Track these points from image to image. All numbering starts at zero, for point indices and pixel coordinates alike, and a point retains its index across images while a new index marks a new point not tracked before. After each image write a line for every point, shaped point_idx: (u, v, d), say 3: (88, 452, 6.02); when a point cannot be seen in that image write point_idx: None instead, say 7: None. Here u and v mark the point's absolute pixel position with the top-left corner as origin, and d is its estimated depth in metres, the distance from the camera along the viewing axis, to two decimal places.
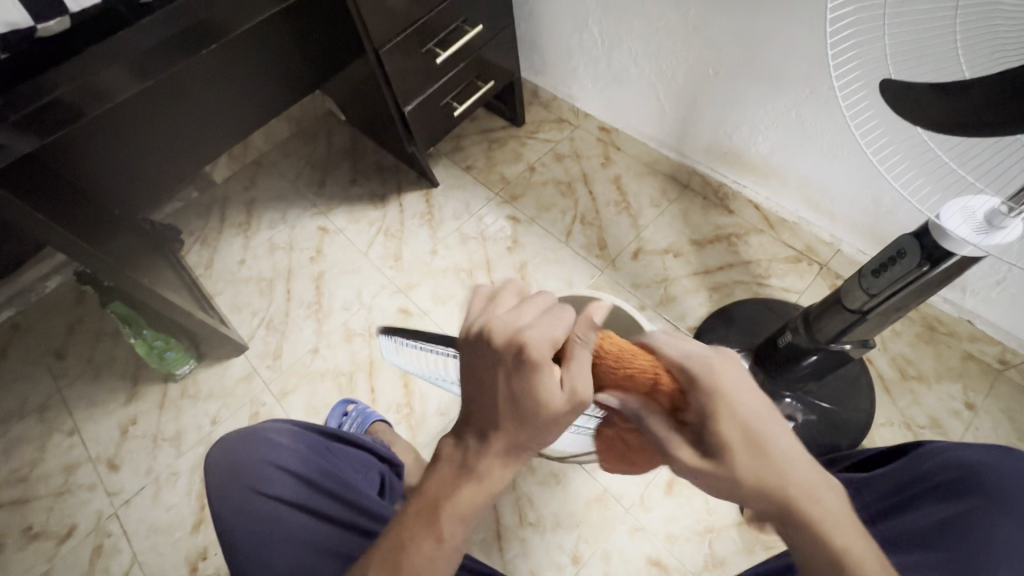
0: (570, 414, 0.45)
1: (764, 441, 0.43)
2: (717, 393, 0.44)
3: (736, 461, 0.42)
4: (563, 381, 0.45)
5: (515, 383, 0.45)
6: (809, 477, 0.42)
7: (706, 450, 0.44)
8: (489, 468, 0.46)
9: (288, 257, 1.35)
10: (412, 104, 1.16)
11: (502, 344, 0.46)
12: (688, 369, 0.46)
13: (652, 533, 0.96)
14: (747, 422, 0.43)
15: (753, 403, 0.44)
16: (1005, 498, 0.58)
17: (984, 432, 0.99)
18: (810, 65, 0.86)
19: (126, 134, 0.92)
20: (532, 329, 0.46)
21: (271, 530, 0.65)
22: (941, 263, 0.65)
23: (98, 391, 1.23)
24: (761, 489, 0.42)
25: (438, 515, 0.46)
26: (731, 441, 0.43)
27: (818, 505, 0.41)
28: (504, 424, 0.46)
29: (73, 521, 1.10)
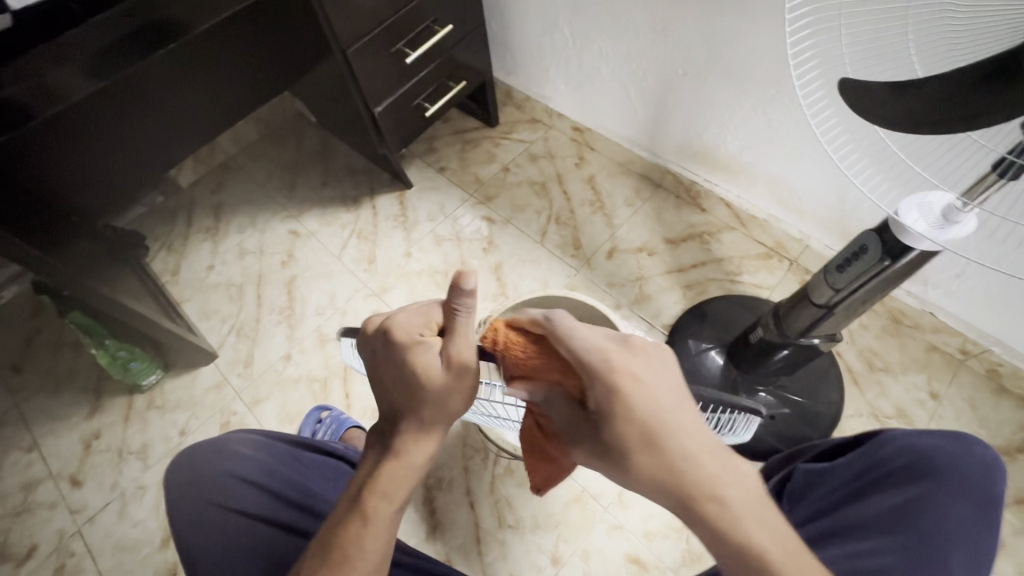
0: (459, 380, 0.48)
1: (662, 439, 0.41)
2: (611, 387, 0.43)
3: (632, 458, 0.41)
4: (444, 351, 0.49)
5: (400, 366, 0.49)
6: (710, 474, 0.40)
7: (603, 445, 0.43)
8: (404, 445, 0.50)
9: (259, 262, 1.32)
10: (383, 105, 1.15)
11: (380, 334, 0.51)
12: (589, 364, 0.44)
13: (631, 531, 0.97)
14: (646, 420, 0.42)
15: (654, 396, 0.42)
16: (957, 481, 0.61)
17: (947, 420, 1.02)
18: (774, 65, 0.88)
19: (89, 140, 0.88)
20: (405, 317, 0.51)
21: (222, 541, 0.63)
22: (901, 257, 0.67)
23: (58, 405, 1.18)
24: (662, 488, 0.41)
25: (364, 498, 0.49)
26: (629, 440, 0.42)
27: (714, 501, 0.40)
28: (405, 407, 0.50)
29: (34, 541, 1.05)
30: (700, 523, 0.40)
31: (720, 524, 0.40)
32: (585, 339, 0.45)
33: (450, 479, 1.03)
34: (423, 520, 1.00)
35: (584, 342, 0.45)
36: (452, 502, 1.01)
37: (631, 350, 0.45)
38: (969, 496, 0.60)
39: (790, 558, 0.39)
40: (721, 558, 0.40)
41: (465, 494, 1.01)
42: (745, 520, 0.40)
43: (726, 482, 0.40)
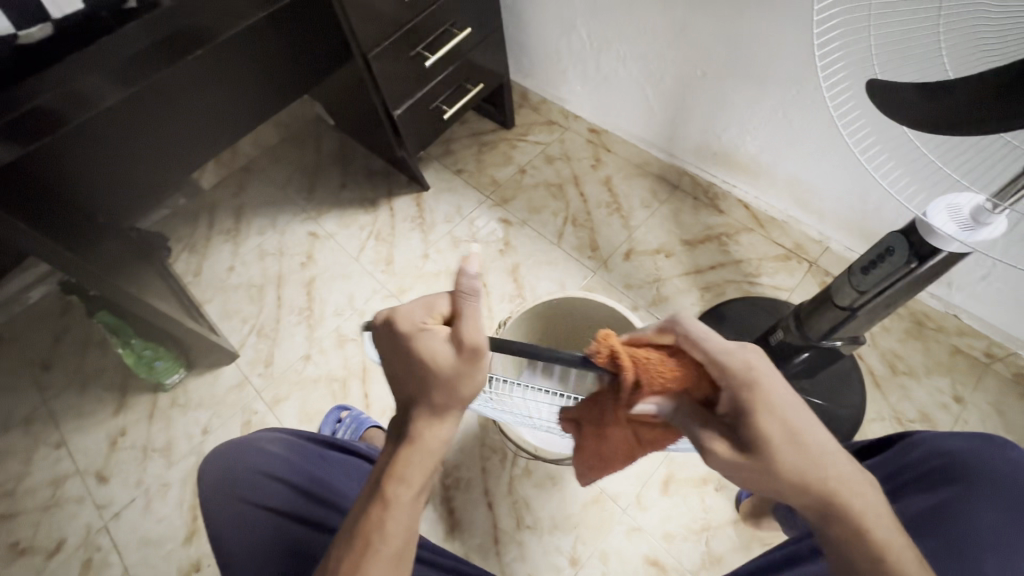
0: (469, 363, 0.48)
1: (805, 441, 0.47)
2: (757, 392, 0.46)
3: (780, 455, 0.46)
4: (451, 336, 0.48)
5: (406, 355, 0.49)
6: (848, 474, 0.47)
7: (746, 444, 0.46)
8: (418, 431, 0.51)
9: (278, 263, 1.34)
10: (402, 107, 1.16)
11: (386, 324, 0.51)
12: (730, 366, 0.46)
13: (650, 533, 0.97)
14: (787, 418, 0.47)
15: (788, 398, 0.47)
16: (991, 485, 0.59)
17: (973, 425, 1.00)
18: (795, 66, 0.88)
19: (116, 146, 0.90)
20: (408, 306, 0.51)
21: (251, 536, 0.64)
22: (928, 259, 0.66)
23: (84, 402, 1.21)
24: (804, 487, 0.46)
25: (383, 485, 0.50)
26: (773, 436, 0.46)
27: (859, 499, 0.46)
28: (415, 394, 0.50)
29: (62, 535, 1.08)
30: (835, 519, 0.47)
31: (861, 522, 0.46)
32: (722, 344, 0.47)
33: (468, 479, 1.03)
34: (441, 519, 1.01)
35: (725, 349, 0.47)
36: (471, 503, 1.02)
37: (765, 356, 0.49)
38: (1002, 499, 0.59)
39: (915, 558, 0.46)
40: (852, 554, 0.46)
41: (483, 494, 1.02)
42: (877, 519, 0.46)
43: (863, 485, 0.47)
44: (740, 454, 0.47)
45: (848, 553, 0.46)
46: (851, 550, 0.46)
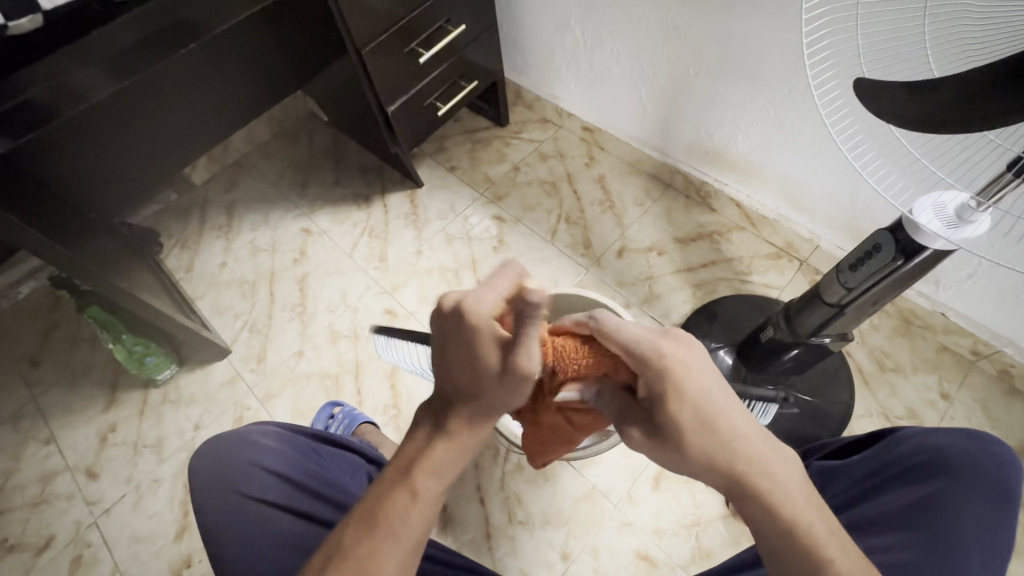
0: (518, 383, 0.49)
1: (716, 423, 0.45)
2: (669, 378, 0.46)
3: (689, 440, 0.45)
4: (505, 352, 0.48)
5: (469, 352, 0.49)
6: (758, 452, 0.45)
7: (658, 430, 0.46)
8: (459, 427, 0.51)
9: (271, 259, 1.34)
10: (396, 104, 1.16)
11: (455, 314, 0.49)
12: (642, 354, 0.47)
13: (641, 528, 0.97)
14: (698, 403, 0.45)
15: (704, 385, 0.46)
16: (975, 479, 0.60)
17: (958, 421, 1.02)
18: (786, 66, 0.88)
19: (105, 142, 0.89)
20: (478, 298, 0.48)
21: (246, 526, 0.64)
22: (914, 256, 0.67)
23: (74, 398, 1.20)
24: (715, 467, 0.45)
25: (414, 470, 0.50)
26: (684, 422, 0.45)
27: (767, 478, 0.45)
28: (466, 391, 0.50)
29: (51, 531, 1.07)
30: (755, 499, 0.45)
31: (771, 501, 0.44)
32: (639, 333, 0.48)
33: (461, 474, 1.04)
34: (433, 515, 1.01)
35: (635, 337, 0.48)
36: (463, 498, 1.02)
37: (677, 338, 0.48)
38: (987, 493, 0.60)
39: (830, 534, 0.45)
40: (766, 531, 0.45)
41: (475, 490, 1.02)
42: (790, 496, 0.45)
43: (773, 462, 0.45)
44: (652, 437, 0.47)
45: (763, 531, 0.45)
46: (765, 526, 0.45)
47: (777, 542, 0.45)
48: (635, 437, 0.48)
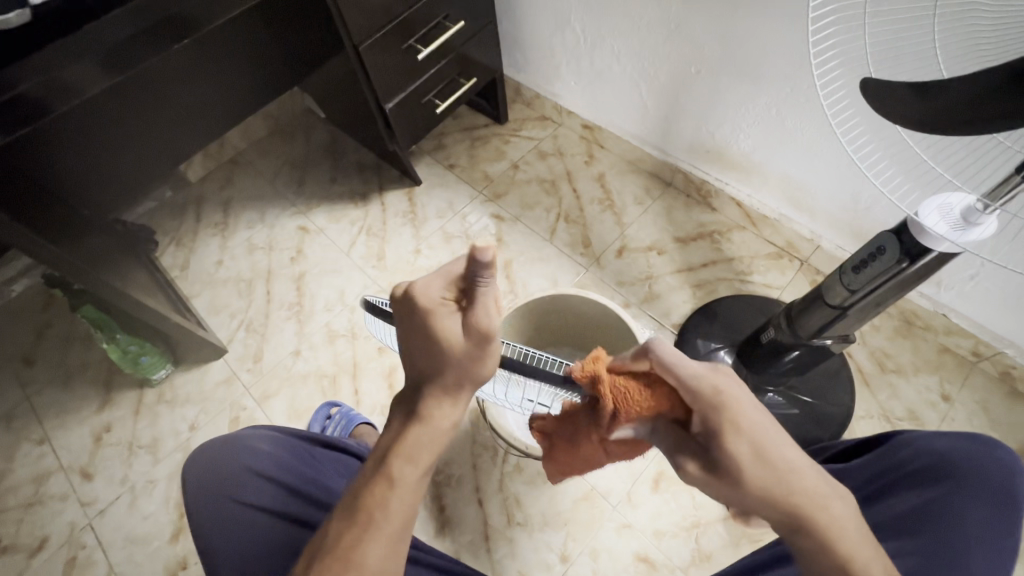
0: (480, 350, 0.46)
1: (771, 455, 0.44)
2: (725, 411, 0.44)
3: (745, 473, 0.43)
4: (463, 320, 0.46)
5: (426, 331, 0.46)
6: (813, 484, 0.44)
7: (712, 463, 0.44)
8: (429, 410, 0.49)
9: (268, 258, 1.32)
10: (394, 101, 1.15)
11: (405, 299, 0.47)
12: (697, 389, 0.45)
13: (640, 530, 0.97)
14: (755, 435, 0.44)
15: (756, 417, 0.45)
16: (979, 482, 0.60)
17: (959, 423, 1.01)
18: (789, 66, 0.87)
19: (91, 133, 0.87)
20: (424, 278, 0.47)
21: (237, 532, 0.64)
22: (919, 259, 0.66)
23: (68, 398, 1.18)
24: (773, 501, 0.43)
25: (390, 458, 0.49)
26: (740, 454, 0.43)
27: (823, 511, 0.44)
28: (427, 371, 0.48)
29: (45, 532, 1.06)
30: (807, 530, 0.44)
31: (826, 533, 0.43)
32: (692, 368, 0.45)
33: (459, 476, 1.03)
34: (432, 517, 1.00)
35: (688, 373, 0.45)
36: (461, 499, 1.01)
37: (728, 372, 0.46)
38: (993, 499, 0.59)
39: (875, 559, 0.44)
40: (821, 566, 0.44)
41: (474, 491, 1.02)
42: (843, 529, 0.44)
43: (828, 496, 0.44)
44: (708, 472, 0.45)
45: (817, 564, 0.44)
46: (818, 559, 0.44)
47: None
48: (692, 474, 0.45)
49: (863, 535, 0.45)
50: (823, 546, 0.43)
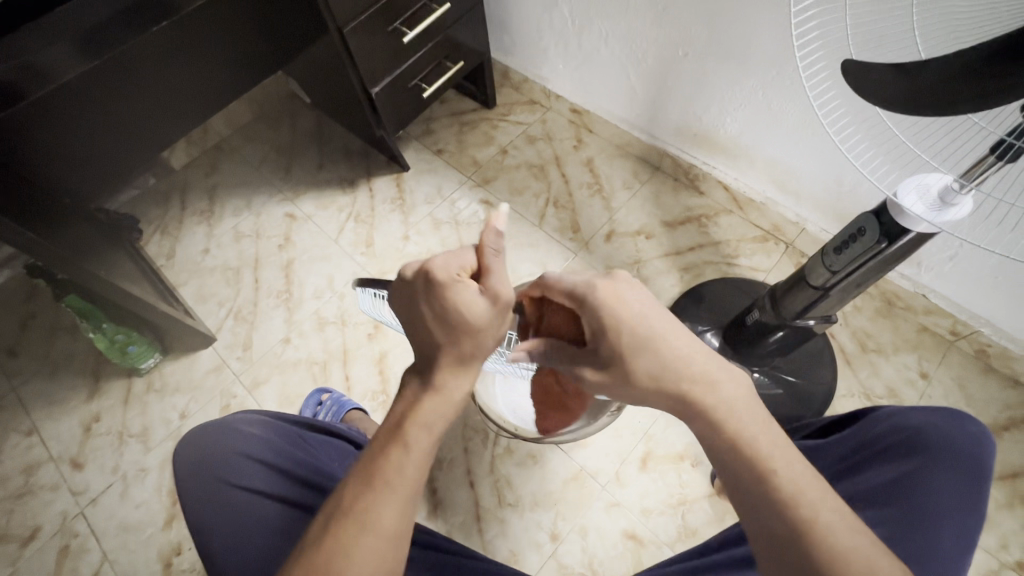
0: (500, 314, 0.52)
1: (652, 344, 0.51)
2: (602, 310, 0.53)
3: (634, 363, 0.51)
4: (483, 289, 0.52)
5: (443, 302, 0.51)
6: (700, 369, 0.51)
7: (606, 360, 0.53)
8: (443, 380, 0.51)
9: (255, 245, 1.32)
10: (379, 85, 1.14)
11: (417, 277, 0.53)
12: (578, 296, 0.54)
13: (628, 508, 0.99)
14: (637, 327, 0.52)
15: (641, 312, 0.53)
16: (952, 456, 0.62)
17: (936, 400, 1.04)
18: (773, 48, 0.88)
19: (72, 128, 0.86)
20: (441, 257, 0.53)
21: (234, 520, 0.64)
22: (899, 239, 0.67)
23: (56, 388, 1.18)
24: (661, 388, 0.51)
25: (405, 424, 0.50)
26: (623, 346, 0.52)
27: (732, 419, 0.49)
28: (443, 341, 0.51)
29: (37, 522, 1.06)
30: (724, 444, 0.49)
31: (712, 409, 0.49)
32: (574, 280, 0.55)
33: (451, 459, 1.05)
34: (424, 499, 1.01)
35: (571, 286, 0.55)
36: (453, 481, 1.03)
37: (617, 280, 0.54)
38: (963, 469, 0.61)
39: (800, 477, 0.47)
40: (715, 445, 0.49)
41: (465, 473, 1.03)
42: (733, 409, 0.49)
43: (718, 378, 0.51)
44: (603, 367, 0.53)
45: (711, 444, 0.50)
46: (715, 440, 0.49)
47: (724, 450, 0.49)
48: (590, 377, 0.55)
49: (756, 415, 0.50)
50: (713, 425, 0.49)
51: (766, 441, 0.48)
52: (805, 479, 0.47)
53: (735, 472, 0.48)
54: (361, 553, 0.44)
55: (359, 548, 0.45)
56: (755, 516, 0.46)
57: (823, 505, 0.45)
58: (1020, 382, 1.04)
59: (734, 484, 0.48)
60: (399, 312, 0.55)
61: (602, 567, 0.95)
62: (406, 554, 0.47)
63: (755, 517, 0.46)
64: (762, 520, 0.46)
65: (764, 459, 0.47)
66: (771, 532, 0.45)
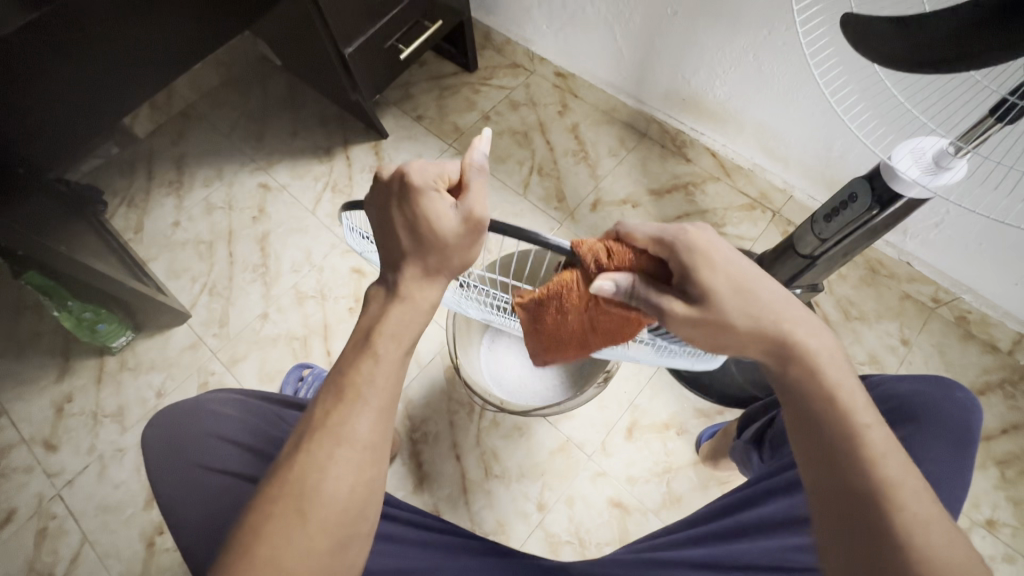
0: (471, 234, 0.47)
1: (750, 293, 0.48)
2: (698, 253, 0.48)
3: (726, 306, 0.48)
4: (457, 205, 0.47)
5: (411, 214, 0.47)
6: (799, 318, 0.49)
7: (695, 300, 0.48)
8: (410, 290, 0.49)
9: (228, 218, 1.26)
10: (353, 45, 1.07)
11: (394, 179, 0.47)
12: (665, 238, 0.48)
13: (614, 478, 1.00)
14: (730, 273, 0.48)
15: (731, 257, 0.49)
16: (939, 424, 0.62)
17: (916, 366, 1.06)
18: (765, 5, 0.84)
19: (26, 95, 0.78)
20: (420, 163, 0.47)
21: (206, 501, 0.62)
22: (890, 206, 0.66)
23: (23, 369, 1.13)
24: (751, 331, 0.48)
25: (373, 337, 0.49)
26: (718, 290, 0.48)
27: (830, 372, 0.47)
28: (410, 250, 0.48)
29: (12, 505, 1.04)
30: (816, 395, 0.47)
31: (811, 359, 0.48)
32: (658, 226, 0.49)
33: (436, 432, 1.04)
34: (410, 473, 1.01)
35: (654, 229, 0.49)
36: (439, 454, 1.02)
37: (701, 226, 0.50)
38: (950, 437, 0.62)
39: (884, 441, 0.45)
40: (803, 393, 0.48)
41: (451, 446, 1.03)
42: (829, 361, 0.48)
43: (817, 329, 0.49)
44: (694, 309, 0.47)
45: (801, 395, 0.48)
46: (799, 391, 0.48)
47: (814, 403, 0.47)
48: (675, 317, 0.47)
49: (851, 377, 0.48)
50: (808, 373, 0.47)
51: (859, 401, 0.46)
52: (890, 443, 0.45)
53: (816, 424, 0.47)
54: (334, 466, 0.44)
55: (331, 462, 0.44)
56: (831, 465, 0.45)
57: (905, 467, 0.44)
58: (997, 348, 1.05)
59: (812, 436, 0.47)
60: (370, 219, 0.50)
61: (589, 535, 0.96)
62: (385, 462, 0.47)
63: (830, 468, 0.45)
64: (837, 468, 0.45)
65: (854, 413, 0.46)
66: (849, 486, 0.44)
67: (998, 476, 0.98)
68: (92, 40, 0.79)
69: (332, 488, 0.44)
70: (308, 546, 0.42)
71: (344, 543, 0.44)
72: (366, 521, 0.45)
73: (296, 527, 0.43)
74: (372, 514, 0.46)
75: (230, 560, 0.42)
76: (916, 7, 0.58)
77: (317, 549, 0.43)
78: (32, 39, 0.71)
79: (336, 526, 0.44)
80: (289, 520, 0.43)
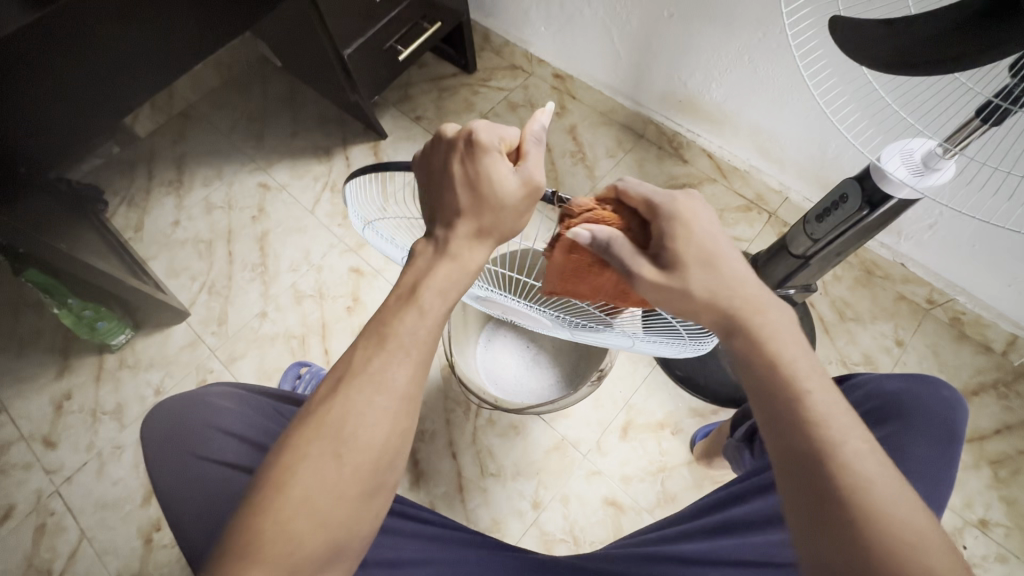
0: (528, 199, 0.49)
1: (714, 262, 0.51)
2: (679, 218, 0.51)
3: (692, 273, 0.50)
4: (517, 169, 0.49)
5: (472, 176, 0.49)
6: (752, 293, 0.50)
7: (665, 266, 0.50)
8: (459, 248, 0.50)
9: (227, 217, 1.27)
10: (351, 47, 1.08)
11: (458, 137, 0.50)
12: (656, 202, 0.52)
13: (609, 476, 1.00)
14: (701, 242, 0.51)
15: (705, 227, 0.52)
16: (926, 423, 0.63)
17: (910, 366, 1.06)
18: (759, 7, 0.84)
19: (26, 98, 0.79)
20: (486, 124, 0.50)
21: (203, 492, 0.63)
22: (880, 207, 0.67)
23: (23, 367, 1.14)
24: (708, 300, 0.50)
25: (418, 290, 0.49)
26: (686, 255, 0.50)
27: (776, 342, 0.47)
28: (467, 209, 0.50)
29: (11, 501, 1.04)
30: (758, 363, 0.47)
31: (759, 333, 0.48)
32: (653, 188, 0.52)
33: (433, 430, 1.04)
34: (406, 471, 1.02)
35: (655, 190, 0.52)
36: (435, 452, 1.03)
37: (690, 197, 0.53)
38: (935, 436, 0.62)
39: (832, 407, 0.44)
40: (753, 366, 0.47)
41: (447, 445, 1.03)
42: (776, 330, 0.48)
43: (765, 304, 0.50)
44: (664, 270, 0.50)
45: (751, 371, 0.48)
46: (759, 383, 0.47)
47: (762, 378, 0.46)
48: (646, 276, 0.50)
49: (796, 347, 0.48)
50: (752, 344, 0.48)
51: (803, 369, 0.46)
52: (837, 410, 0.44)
53: (778, 430, 0.44)
54: (372, 413, 0.45)
55: (370, 406, 0.45)
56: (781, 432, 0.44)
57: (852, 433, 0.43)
58: (991, 349, 1.06)
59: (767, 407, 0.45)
60: (423, 179, 0.52)
61: (584, 533, 0.97)
62: (417, 416, 0.47)
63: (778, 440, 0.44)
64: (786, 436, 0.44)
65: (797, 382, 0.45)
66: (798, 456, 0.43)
67: (991, 477, 0.98)
68: (93, 46, 0.80)
69: (368, 434, 0.44)
70: (340, 487, 0.43)
71: (370, 490, 0.44)
72: (393, 471, 0.45)
73: (331, 469, 0.43)
74: (398, 469, 0.46)
75: (261, 497, 0.42)
76: (903, 10, 0.59)
77: (348, 491, 0.43)
78: (36, 44, 0.73)
79: (368, 473, 0.44)
80: (321, 459, 0.43)
